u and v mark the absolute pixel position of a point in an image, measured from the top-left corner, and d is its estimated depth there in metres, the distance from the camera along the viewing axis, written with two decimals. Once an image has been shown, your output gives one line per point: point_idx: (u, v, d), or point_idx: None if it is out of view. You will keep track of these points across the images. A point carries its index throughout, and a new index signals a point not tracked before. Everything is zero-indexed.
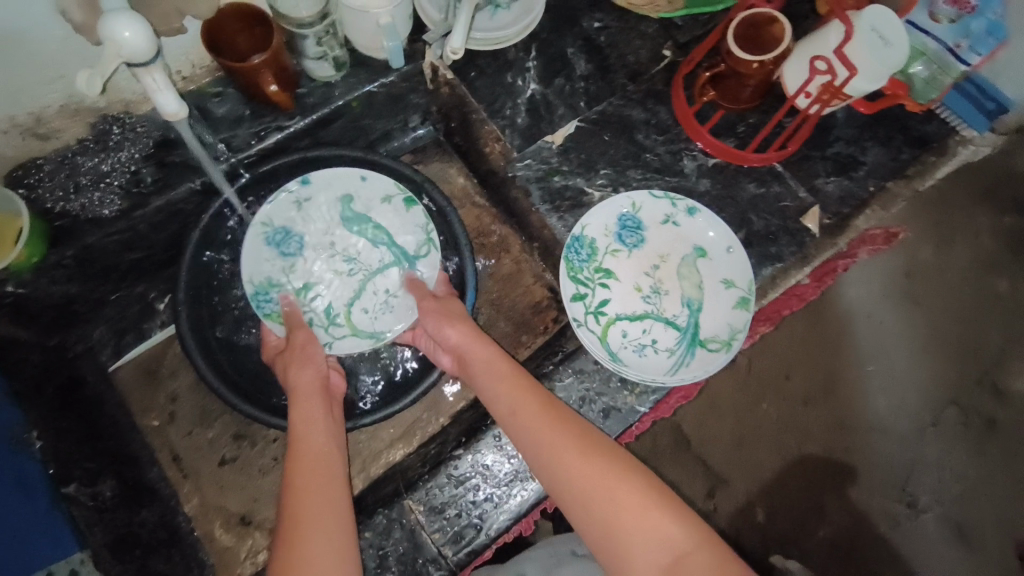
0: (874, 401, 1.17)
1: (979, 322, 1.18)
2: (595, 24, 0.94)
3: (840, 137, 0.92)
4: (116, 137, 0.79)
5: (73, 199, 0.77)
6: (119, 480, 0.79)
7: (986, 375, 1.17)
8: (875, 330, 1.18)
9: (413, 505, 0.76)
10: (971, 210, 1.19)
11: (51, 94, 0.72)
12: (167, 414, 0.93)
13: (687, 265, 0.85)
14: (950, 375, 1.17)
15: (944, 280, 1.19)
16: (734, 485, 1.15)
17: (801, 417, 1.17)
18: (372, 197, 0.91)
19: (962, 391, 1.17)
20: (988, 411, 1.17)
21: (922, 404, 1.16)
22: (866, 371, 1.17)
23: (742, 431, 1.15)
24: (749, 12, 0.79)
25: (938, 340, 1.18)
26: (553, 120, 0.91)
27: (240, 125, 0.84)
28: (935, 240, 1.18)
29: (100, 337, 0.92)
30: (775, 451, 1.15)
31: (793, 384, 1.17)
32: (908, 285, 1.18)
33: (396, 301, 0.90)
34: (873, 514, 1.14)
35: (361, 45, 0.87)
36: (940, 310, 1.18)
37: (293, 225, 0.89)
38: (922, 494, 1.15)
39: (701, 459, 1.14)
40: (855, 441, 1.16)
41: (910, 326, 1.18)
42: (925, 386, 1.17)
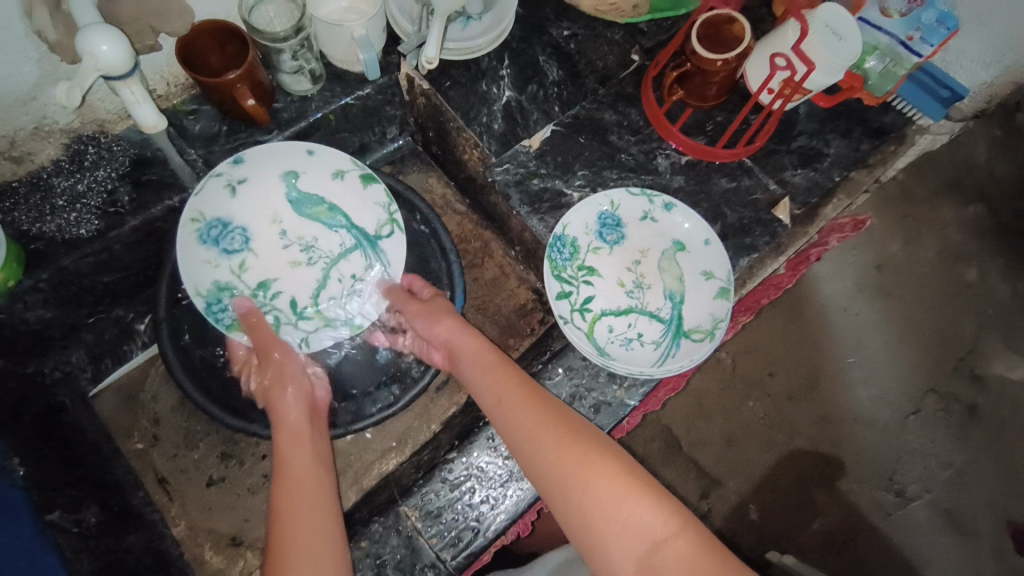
0: (857, 392, 1.21)
1: (953, 313, 1.24)
2: (564, 32, 0.98)
3: (803, 131, 0.96)
4: (92, 156, 0.79)
5: (49, 220, 0.76)
6: (103, 507, 0.77)
7: (963, 362, 1.22)
8: (852, 322, 1.23)
9: (408, 511, 0.75)
10: (933, 202, 1.27)
11: (25, 117, 0.72)
12: (151, 436, 0.91)
13: (667, 259, 0.87)
14: (927, 362, 1.22)
15: (915, 271, 1.25)
16: (728, 485, 1.17)
17: (787, 412, 1.20)
18: (318, 174, 0.85)
19: (942, 379, 1.21)
20: (968, 397, 1.21)
21: (902, 392, 1.21)
22: (846, 363, 1.22)
23: (731, 429, 1.18)
24: (708, 15, 0.83)
25: (913, 331, 1.23)
26: (529, 125, 0.93)
27: (216, 141, 0.85)
28: (903, 236, 1.26)
29: (77, 363, 0.88)
30: (762, 447, 1.18)
31: (778, 380, 1.21)
32: (880, 279, 1.24)
33: (363, 285, 0.86)
34: (863, 506, 1.17)
35: (337, 59, 0.88)
36: (913, 301, 1.24)
37: (231, 216, 0.83)
38: (911, 482, 1.17)
39: (692, 461, 1.18)
40: (842, 433, 1.19)
41: (887, 318, 1.23)
42: (904, 376, 1.21)
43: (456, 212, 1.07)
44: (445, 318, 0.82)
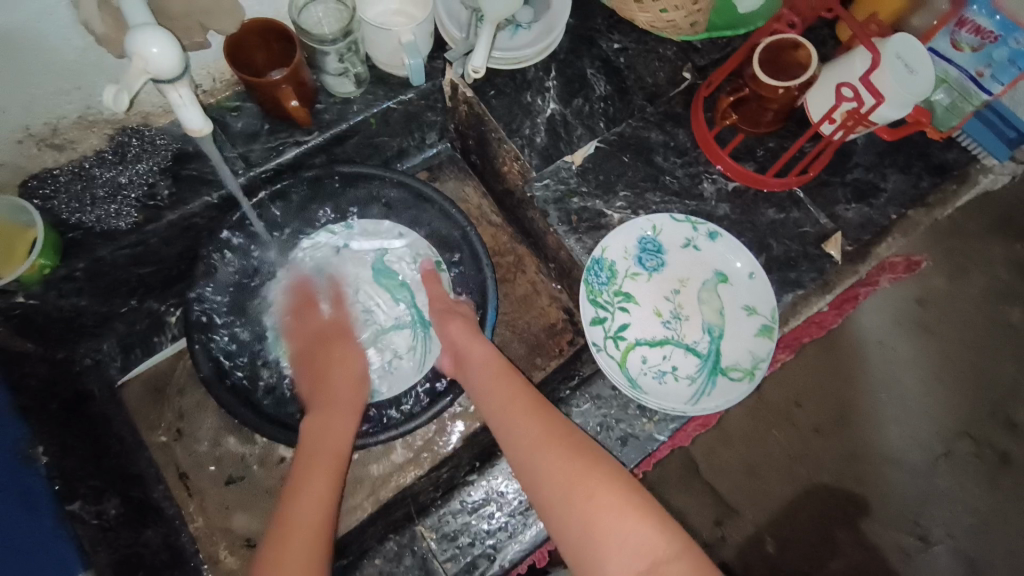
0: (887, 431, 1.12)
1: (992, 354, 1.15)
2: (614, 46, 0.94)
3: (860, 163, 0.92)
4: (135, 149, 0.78)
5: (89, 210, 0.76)
6: (123, 499, 0.76)
7: (999, 407, 1.13)
8: (887, 358, 1.15)
9: (425, 532, 0.73)
10: (983, 239, 1.18)
11: (68, 104, 0.71)
12: (175, 431, 0.91)
13: (708, 290, 0.84)
14: (962, 405, 1.13)
15: (956, 308, 1.17)
16: (744, 514, 1.10)
17: (815, 447, 1.11)
18: (403, 257, 0.94)
19: (975, 423, 1.12)
20: (1001, 444, 1.11)
21: (933, 433, 1.12)
22: (878, 399, 1.13)
23: (751, 457, 1.11)
24: (774, 38, 0.79)
25: (950, 370, 1.14)
26: (572, 140, 0.90)
27: (256, 140, 0.84)
28: (949, 270, 1.17)
29: (108, 351, 0.90)
30: (784, 478, 1.10)
31: (805, 413, 1.13)
32: (921, 313, 1.16)
33: (399, 362, 0.89)
34: (884, 547, 1.08)
35: (381, 62, 0.87)
36: (951, 339, 1.15)
37: (326, 264, 0.93)
38: (935, 526, 1.09)
39: (710, 485, 1.10)
40: (867, 471, 1.11)
41: (924, 355, 1.15)
42: (937, 416, 1.12)
43: (490, 223, 1.05)
44: (461, 320, 0.83)
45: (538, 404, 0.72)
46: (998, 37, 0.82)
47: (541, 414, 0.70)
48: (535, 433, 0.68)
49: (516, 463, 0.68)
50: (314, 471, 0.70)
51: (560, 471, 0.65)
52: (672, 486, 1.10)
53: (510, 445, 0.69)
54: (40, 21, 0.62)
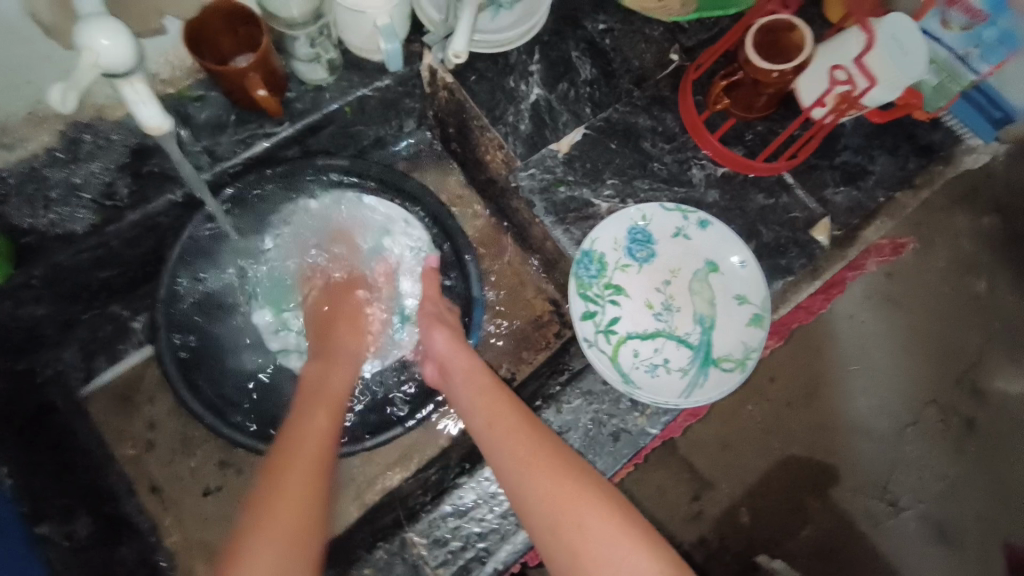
0: (857, 401, 1.14)
1: (959, 325, 1.16)
2: (598, 27, 0.90)
3: (848, 146, 0.91)
4: (88, 146, 0.72)
5: (43, 214, 0.71)
6: (96, 516, 0.74)
7: (966, 375, 1.14)
8: (858, 331, 1.15)
9: (415, 539, 0.71)
10: (948, 210, 1.18)
11: (16, 100, 0.66)
12: (144, 442, 0.87)
13: (699, 281, 0.82)
14: (931, 375, 1.14)
15: (926, 280, 1.16)
16: (720, 488, 1.11)
17: (787, 419, 1.13)
18: (402, 242, 0.90)
19: (942, 392, 1.14)
20: (966, 412, 1.13)
21: (901, 402, 1.13)
22: (848, 371, 1.15)
23: (727, 434, 1.12)
24: (769, 19, 0.77)
25: (919, 340, 1.15)
26: (557, 127, 0.87)
27: (224, 131, 0.79)
28: (923, 246, 1.17)
29: (70, 361, 0.86)
30: (757, 451, 1.12)
31: (779, 385, 1.14)
32: (889, 285, 1.16)
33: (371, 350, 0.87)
34: (854, 514, 1.11)
35: (356, 46, 0.82)
36: (920, 311, 1.16)
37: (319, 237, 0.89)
38: (903, 492, 1.11)
39: (687, 462, 1.12)
40: (839, 442, 1.13)
41: (895, 326, 1.16)
42: (904, 385, 1.14)
43: (473, 214, 1.01)
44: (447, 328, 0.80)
45: (526, 423, 0.69)
46: (987, 17, 0.82)
47: (531, 431, 0.68)
48: (522, 455, 0.66)
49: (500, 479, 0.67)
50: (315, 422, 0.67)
51: (547, 498, 0.64)
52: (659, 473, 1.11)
53: (499, 465, 0.68)
54: None
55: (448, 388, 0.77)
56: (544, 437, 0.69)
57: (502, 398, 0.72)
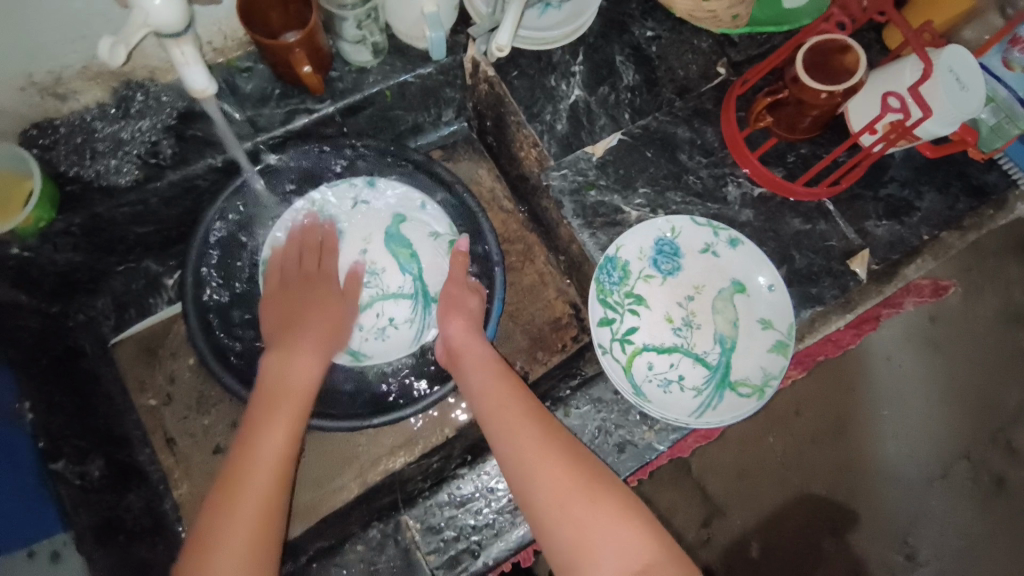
0: (885, 446, 1.09)
1: (997, 376, 1.10)
2: (646, 33, 0.89)
3: (896, 178, 0.87)
4: (139, 104, 0.75)
5: (89, 165, 0.74)
6: (108, 461, 0.76)
7: (1000, 431, 1.09)
8: (894, 375, 1.10)
9: (410, 522, 0.71)
10: (1001, 256, 1.13)
11: (72, 54, 0.68)
12: (164, 395, 0.89)
13: (723, 299, 0.80)
14: (963, 428, 1.08)
15: (968, 330, 1.12)
16: (731, 517, 1.07)
17: (808, 455, 1.09)
18: (421, 228, 0.87)
19: (974, 446, 1.08)
20: (998, 468, 1.08)
21: (930, 453, 1.08)
22: (879, 414, 1.09)
23: (744, 461, 1.08)
24: (821, 38, 0.74)
25: (955, 391, 1.09)
26: (594, 130, 0.86)
27: (266, 104, 0.81)
28: (965, 291, 1.12)
29: (102, 308, 0.88)
30: (773, 483, 1.08)
31: (802, 421, 1.10)
32: (932, 331, 1.11)
33: (394, 332, 0.84)
34: (869, 560, 1.06)
35: (402, 32, 0.83)
36: (962, 361, 1.10)
37: (341, 215, 0.86)
38: (923, 546, 1.06)
39: (699, 486, 1.08)
40: (862, 486, 1.08)
41: (932, 375, 1.10)
42: (938, 435, 1.08)
43: (502, 209, 1.01)
44: (463, 314, 0.79)
45: (534, 412, 0.69)
46: None
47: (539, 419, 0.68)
48: (530, 438, 0.66)
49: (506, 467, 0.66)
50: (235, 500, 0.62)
51: (556, 481, 0.63)
52: (670, 493, 1.07)
53: (504, 448, 0.66)
54: None
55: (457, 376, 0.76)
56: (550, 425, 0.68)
57: (507, 384, 0.72)
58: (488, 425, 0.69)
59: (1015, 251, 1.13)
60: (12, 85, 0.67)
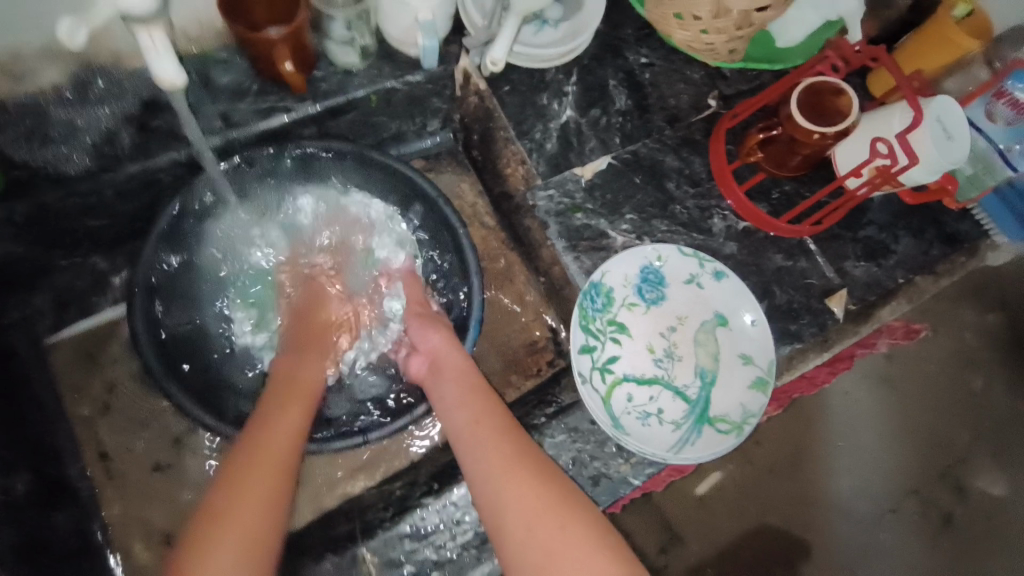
0: (839, 480, 1.09)
1: (949, 418, 1.12)
2: (640, 60, 0.88)
3: (874, 221, 0.88)
4: (99, 90, 0.70)
5: (38, 151, 0.68)
6: (37, 476, 0.69)
7: (949, 470, 1.10)
8: (851, 411, 1.11)
9: (367, 556, 0.66)
10: (959, 302, 1.16)
11: (29, 29, 0.62)
12: (101, 404, 0.82)
13: (705, 333, 0.79)
14: (914, 464, 1.10)
15: (925, 370, 1.13)
16: (689, 546, 1.05)
17: (766, 486, 1.08)
18: (384, 243, 0.89)
19: (924, 482, 1.10)
20: (947, 506, 1.09)
21: (883, 488, 1.09)
22: (835, 448, 1.10)
23: (706, 493, 1.07)
24: (817, 79, 0.75)
25: (909, 428, 1.11)
26: (583, 152, 0.84)
27: (243, 99, 0.76)
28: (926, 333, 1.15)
29: (40, 305, 0.80)
30: (732, 513, 1.07)
31: (763, 450, 1.09)
32: (888, 369, 1.13)
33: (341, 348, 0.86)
34: None
35: (393, 38, 0.79)
36: (917, 400, 1.12)
37: (302, 217, 0.88)
38: None
39: (658, 509, 1.06)
40: (817, 520, 1.08)
41: (886, 411, 1.12)
42: (892, 471, 1.09)
43: (483, 226, 0.98)
44: (441, 329, 0.77)
45: (510, 434, 0.65)
46: None
47: (514, 441, 0.64)
48: (501, 463, 0.62)
49: (475, 490, 0.63)
50: (255, 474, 0.60)
51: (525, 505, 0.59)
52: (634, 524, 1.05)
53: (473, 467, 0.63)
54: None
55: (435, 388, 0.73)
56: (528, 450, 0.64)
57: (487, 402, 0.69)
58: (459, 444, 0.66)
59: (972, 298, 1.16)
60: None
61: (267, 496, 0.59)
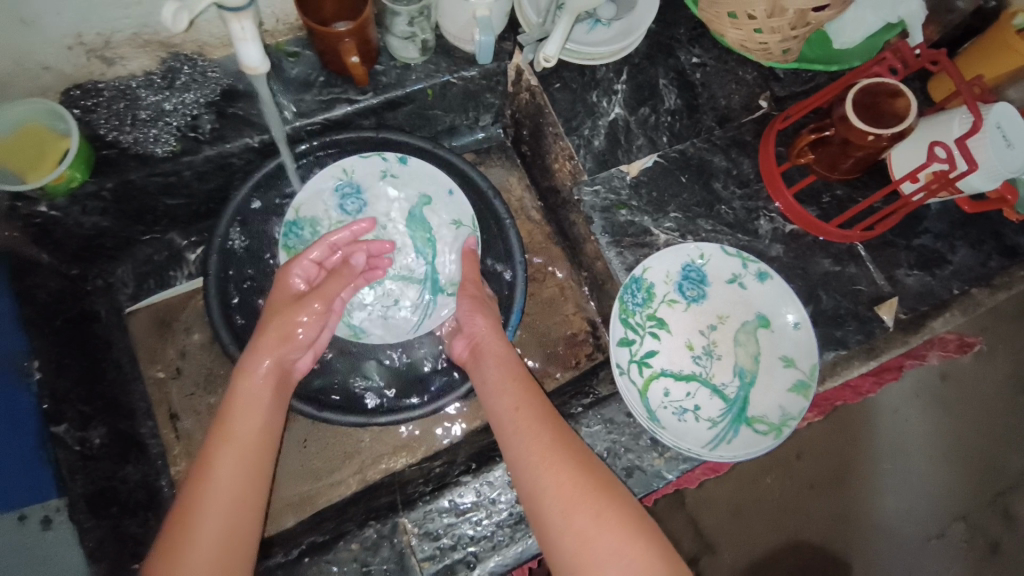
0: (884, 499, 1.06)
1: (1000, 441, 1.08)
2: (692, 60, 0.89)
3: (930, 230, 0.86)
4: (184, 77, 0.76)
5: (128, 131, 0.74)
6: (110, 429, 0.76)
7: (999, 496, 1.06)
8: (898, 427, 1.08)
9: (407, 526, 0.69)
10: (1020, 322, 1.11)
11: (125, 20, 0.68)
12: (173, 368, 0.88)
13: (746, 333, 0.79)
14: (963, 487, 1.06)
15: (978, 390, 1.09)
16: (722, 555, 1.04)
17: (806, 501, 1.06)
18: (443, 216, 0.87)
19: (972, 507, 1.06)
20: (994, 533, 1.05)
21: (930, 511, 1.05)
22: (879, 468, 1.07)
23: (739, 502, 1.06)
24: (874, 80, 0.74)
25: (960, 453, 1.07)
26: (631, 149, 0.85)
27: (309, 90, 0.81)
28: (981, 352, 1.10)
29: (122, 276, 0.88)
30: (769, 525, 1.05)
31: (803, 465, 1.07)
32: (942, 388, 1.09)
33: (398, 314, 0.84)
34: None
35: (451, 33, 0.83)
36: (968, 422, 1.08)
37: (366, 185, 0.86)
38: None
39: (693, 520, 1.05)
40: (857, 539, 1.05)
41: (935, 430, 1.08)
42: (938, 495, 1.06)
43: (528, 219, 1.00)
44: (490, 313, 0.79)
45: (552, 419, 0.67)
46: None
47: (556, 426, 0.67)
48: (544, 445, 0.64)
49: (514, 468, 0.65)
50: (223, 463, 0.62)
51: (564, 486, 0.61)
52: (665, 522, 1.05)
53: (514, 449, 0.65)
54: None
55: (477, 373, 0.75)
56: (568, 436, 0.66)
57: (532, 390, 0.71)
58: (500, 428, 0.68)
59: None
60: (60, 43, 0.67)
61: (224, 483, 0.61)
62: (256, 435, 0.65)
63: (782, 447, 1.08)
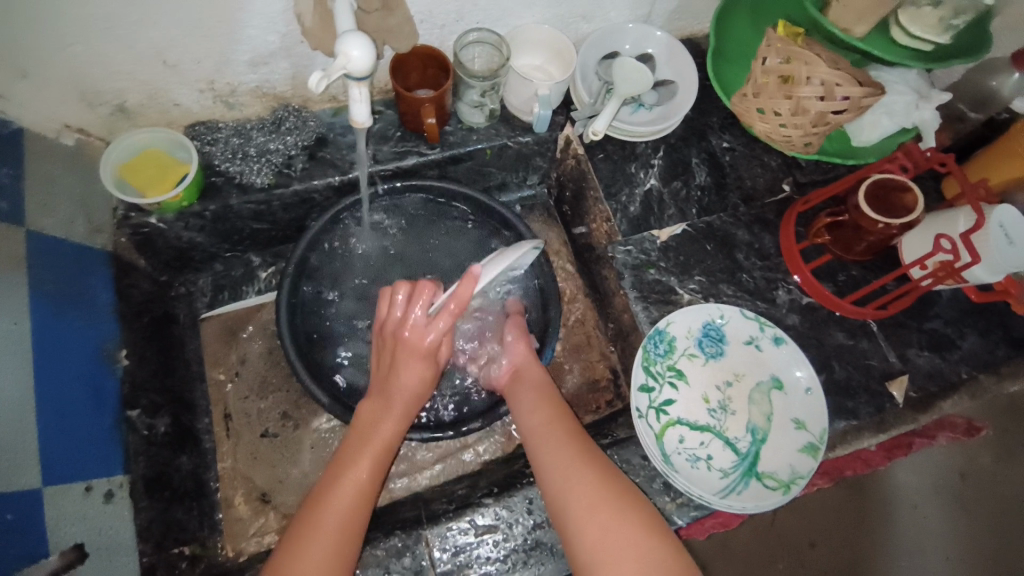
0: None
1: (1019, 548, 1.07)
2: (722, 144, 1.00)
3: (940, 315, 0.92)
4: (289, 124, 0.90)
5: (236, 163, 0.88)
6: (173, 420, 0.84)
7: None
8: (916, 523, 1.08)
9: (429, 538, 0.74)
10: None
11: (251, 76, 0.83)
12: (233, 373, 0.97)
13: (760, 392, 0.85)
14: None
15: (997, 493, 1.10)
16: None
17: None
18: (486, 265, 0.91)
19: None
20: None
21: None
22: (896, 565, 1.06)
23: None
24: (885, 176, 0.83)
25: (976, 554, 1.06)
26: (662, 217, 0.95)
27: (386, 142, 0.94)
28: (996, 449, 1.12)
29: (202, 286, 1.00)
30: None
31: (817, 554, 1.07)
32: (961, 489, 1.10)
33: None
34: None
35: (513, 105, 0.96)
36: (985, 526, 1.08)
37: None
38: None
39: None
40: None
41: (952, 530, 1.08)
42: None
43: (564, 272, 1.10)
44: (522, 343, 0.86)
45: (576, 437, 0.73)
46: None
47: (581, 447, 0.72)
48: (566, 460, 0.70)
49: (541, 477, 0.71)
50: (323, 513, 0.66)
51: (585, 492, 0.67)
52: None
53: (543, 465, 0.71)
54: (266, 17, 0.74)
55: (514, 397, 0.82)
56: (593, 454, 0.71)
57: (558, 411, 0.77)
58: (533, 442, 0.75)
59: None
60: (195, 87, 0.82)
61: (345, 526, 0.66)
62: (360, 495, 0.68)
63: (791, 524, 1.09)
